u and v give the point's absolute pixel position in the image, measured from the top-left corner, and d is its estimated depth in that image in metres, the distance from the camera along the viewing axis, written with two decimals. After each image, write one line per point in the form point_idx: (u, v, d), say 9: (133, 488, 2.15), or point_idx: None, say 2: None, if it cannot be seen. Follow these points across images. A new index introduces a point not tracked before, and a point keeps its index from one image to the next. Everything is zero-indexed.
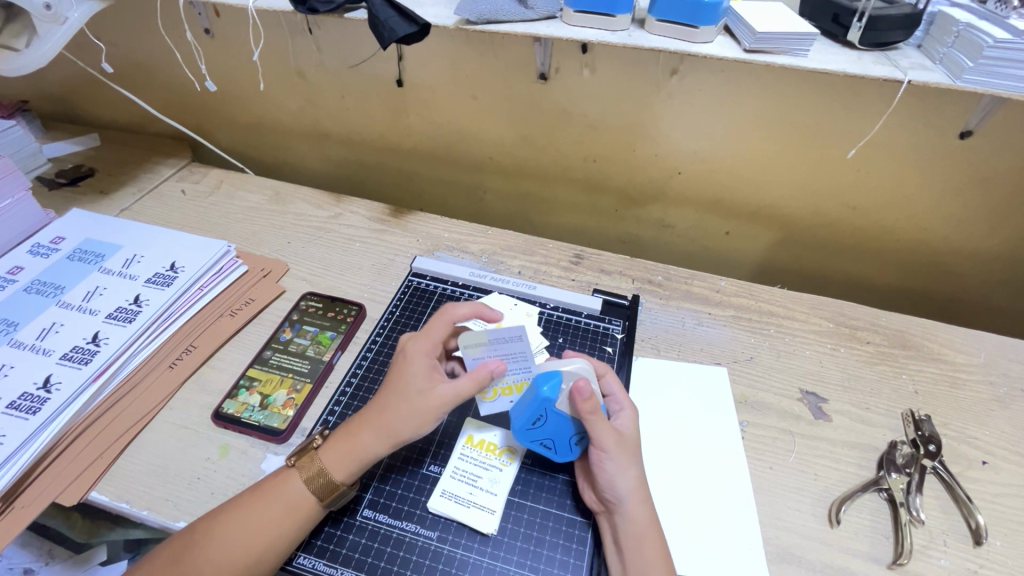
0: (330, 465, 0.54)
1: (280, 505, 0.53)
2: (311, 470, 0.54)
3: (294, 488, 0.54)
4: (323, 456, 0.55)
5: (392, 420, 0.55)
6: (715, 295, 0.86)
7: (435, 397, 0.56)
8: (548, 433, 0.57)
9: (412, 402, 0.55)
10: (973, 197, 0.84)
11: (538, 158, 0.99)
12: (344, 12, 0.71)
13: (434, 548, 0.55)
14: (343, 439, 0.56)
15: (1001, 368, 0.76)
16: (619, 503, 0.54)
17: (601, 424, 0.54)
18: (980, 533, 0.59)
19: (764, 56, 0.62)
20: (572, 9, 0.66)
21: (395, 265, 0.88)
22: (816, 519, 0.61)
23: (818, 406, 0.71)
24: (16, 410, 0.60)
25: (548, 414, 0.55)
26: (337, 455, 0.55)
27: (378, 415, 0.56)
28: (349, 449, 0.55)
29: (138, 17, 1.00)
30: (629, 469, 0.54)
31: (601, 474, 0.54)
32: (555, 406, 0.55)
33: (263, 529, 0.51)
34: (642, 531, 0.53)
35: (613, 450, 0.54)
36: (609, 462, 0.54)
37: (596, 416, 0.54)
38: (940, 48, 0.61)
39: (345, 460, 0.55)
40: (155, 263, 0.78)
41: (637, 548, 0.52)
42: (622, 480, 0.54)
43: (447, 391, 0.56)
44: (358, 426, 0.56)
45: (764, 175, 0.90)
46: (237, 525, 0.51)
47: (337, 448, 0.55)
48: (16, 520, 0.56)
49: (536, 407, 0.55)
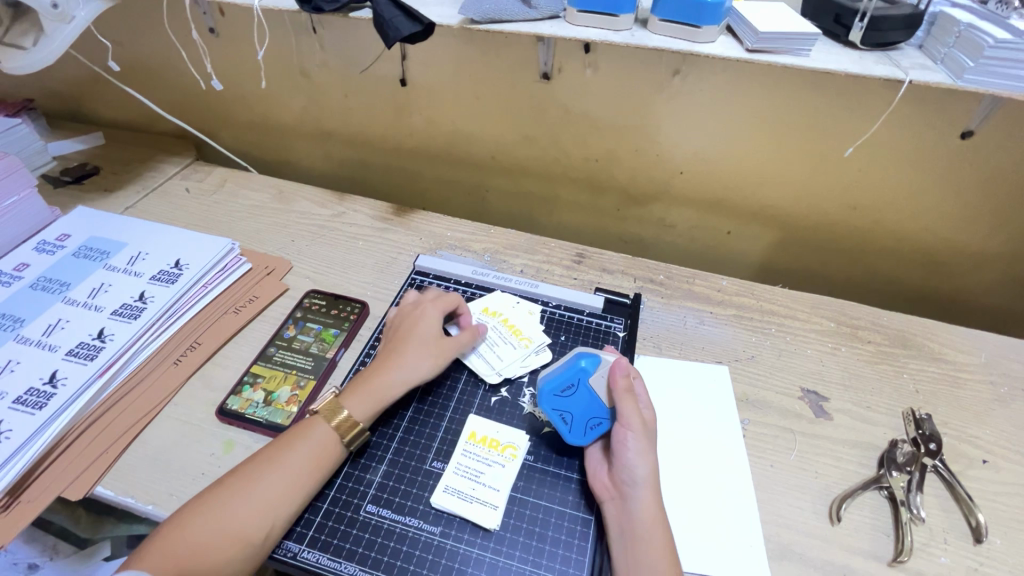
0: (355, 405, 0.61)
1: (283, 474, 0.55)
2: (335, 417, 0.59)
3: (317, 434, 0.58)
4: (346, 401, 0.61)
5: (409, 366, 0.65)
6: (716, 294, 0.86)
7: (446, 346, 0.68)
8: (572, 406, 0.60)
9: (427, 350, 0.66)
10: (974, 197, 0.84)
11: (540, 158, 0.99)
12: (349, 11, 0.71)
13: (437, 543, 0.56)
14: (360, 386, 0.62)
15: (1002, 368, 0.76)
16: (634, 487, 0.54)
17: (630, 403, 0.57)
18: (980, 531, 0.59)
19: (766, 56, 0.62)
20: (575, 9, 0.66)
21: (399, 263, 0.89)
22: (817, 516, 0.61)
23: (819, 404, 0.71)
24: (22, 405, 0.61)
25: (581, 384, 0.60)
26: (359, 399, 0.61)
27: (393, 362, 0.65)
28: (373, 389, 0.62)
29: (143, 16, 1.01)
30: (649, 455, 0.56)
31: (622, 455, 0.56)
32: (590, 378, 0.60)
33: (266, 495, 0.53)
34: (651, 518, 0.53)
35: (637, 431, 0.56)
36: (632, 443, 0.56)
37: (628, 394, 0.58)
38: (942, 48, 0.62)
39: (368, 399, 0.61)
40: (160, 260, 0.79)
41: (645, 535, 0.52)
42: (642, 463, 0.55)
43: (454, 342, 0.68)
44: (379, 370, 0.64)
45: (765, 175, 0.90)
46: (241, 491, 0.53)
47: (360, 391, 0.62)
48: (22, 514, 0.56)
49: (572, 373, 0.60)
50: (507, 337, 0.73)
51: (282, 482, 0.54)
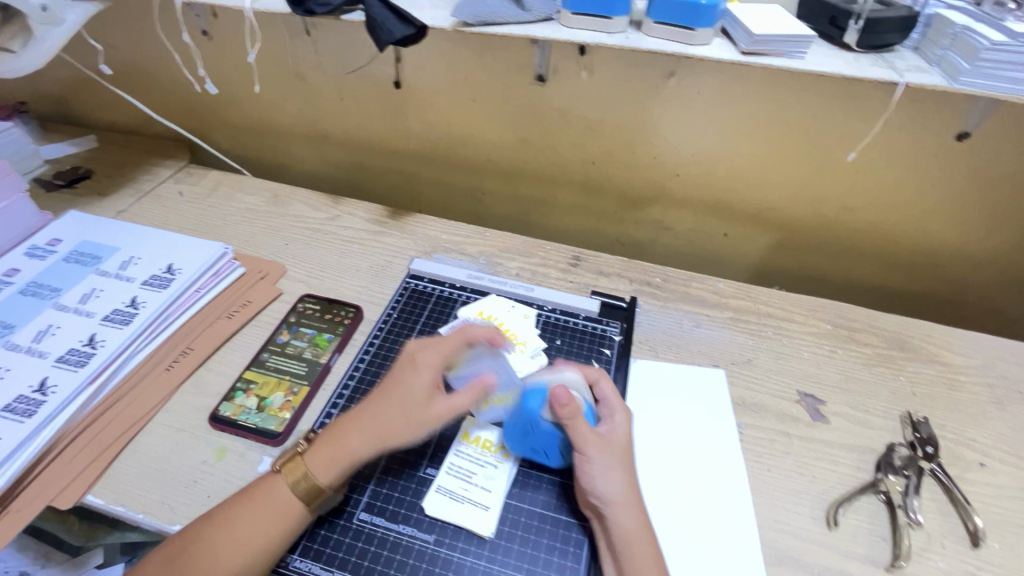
0: (317, 468, 0.54)
1: (267, 509, 0.52)
2: (296, 474, 0.54)
3: (280, 493, 0.53)
4: (309, 459, 0.55)
5: (383, 424, 0.56)
6: (713, 296, 0.86)
7: (435, 407, 0.57)
8: (540, 442, 0.58)
9: (410, 407, 0.57)
10: (970, 199, 0.84)
11: (535, 160, 0.99)
12: (341, 13, 0.71)
13: (431, 552, 0.55)
14: (330, 444, 0.55)
15: (998, 370, 0.76)
16: (605, 506, 0.54)
17: (577, 429, 0.55)
18: (978, 535, 0.59)
19: (761, 58, 0.62)
20: (570, 11, 0.66)
21: (393, 266, 0.88)
22: (814, 521, 0.60)
23: (816, 408, 0.71)
24: (11, 413, 0.60)
25: (536, 420, 0.58)
26: (324, 459, 0.55)
27: (371, 419, 0.56)
28: (337, 451, 0.55)
29: (135, 18, 1.00)
30: (614, 473, 0.55)
31: (588, 478, 0.55)
32: (539, 413, 0.58)
33: (252, 535, 0.51)
34: (627, 537, 0.52)
35: (595, 452, 0.55)
36: (593, 466, 0.55)
37: (574, 419, 0.56)
38: (937, 50, 0.61)
39: (334, 464, 0.54)
40: (152, 266, 0.78)
41: (626, 550, 0.51)
42: (607, 483, 0.54)
43: (446, 406, 0.58)
44: (342, 428, 0.56)
45: (762, 177, 0.90)
46: (228, 531, 0.51)
47: (324, 451, 0.55)
48: (12, 523, 0.56)
49: (521, 414, 0.58)
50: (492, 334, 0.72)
51: (266, 519, 0.52)
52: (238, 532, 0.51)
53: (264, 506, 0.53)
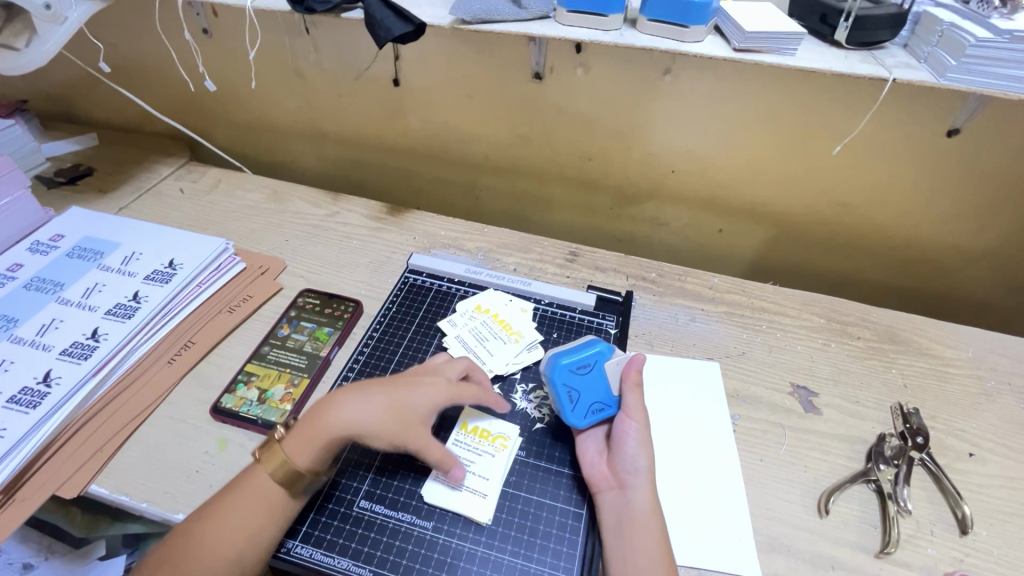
0: (293, 453, 0.55)
1: (255, 492, 0.54)
2: (274, 461, 0.55)
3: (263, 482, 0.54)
4: (287, 446, 0.56)
5: (361, 409, 0.57)
6: (708, 291, 0.87)
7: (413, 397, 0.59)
8: (583, 386, 0.61)
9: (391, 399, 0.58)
10: (961, 194, 0.85)
11: (532, 156, 1.00)
12: (340, 11, 0.72)
13: (429, 538, 0.56)
14: (310, 424, 0.56)
15: (988, 362, 0.77)
16: (635, 477, 0.56)
17: (637, 397, 0.60)
18: (966, 523, 0.60)
19: (752, 55, 0.63)
20: (565, 9, 0.67)
21: (392, 262, 0.89)
22: (806, 509, 0.62)
23: (809, 399, 0.72)
24: (16, 404, 0.61)
25: (594, 368, 0.62)
26: (302, 441, 0.55)
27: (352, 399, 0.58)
28: (313, 432, 0.56)
29: (135, 17, 1.01)
30: (649, 449, 0.58)
31: (624, 445, 0.58)
32: (605, 364, 0.62)
33: (243, 523, 0.52)
34: (650, 506, 0.55)
35: (642, 424, 0.59)
36: (636, 434, 0.58)
37: (636, 386, 0.61)
38: (925, 47, 0.62)
39: (311, 446, 0.55)
40: (154, 261, 0.79)
41: (642, 524, 0.53)
42: (643, 455, 0.57)
43: (423, 398, 0.59)
44: (323, 406, 0.58)
45: (757, 173, 0.91)
46: (222, 514, 0.52)
47: (302, 432, 0.56)
48: (17, 512, 0.57)
49: (590, 355, 0.62)
50: (492, 327, 0.75)
51: (254, 503, 0.53)
52: (230, 522, 0.52)
53: (251, 494, 0.54)
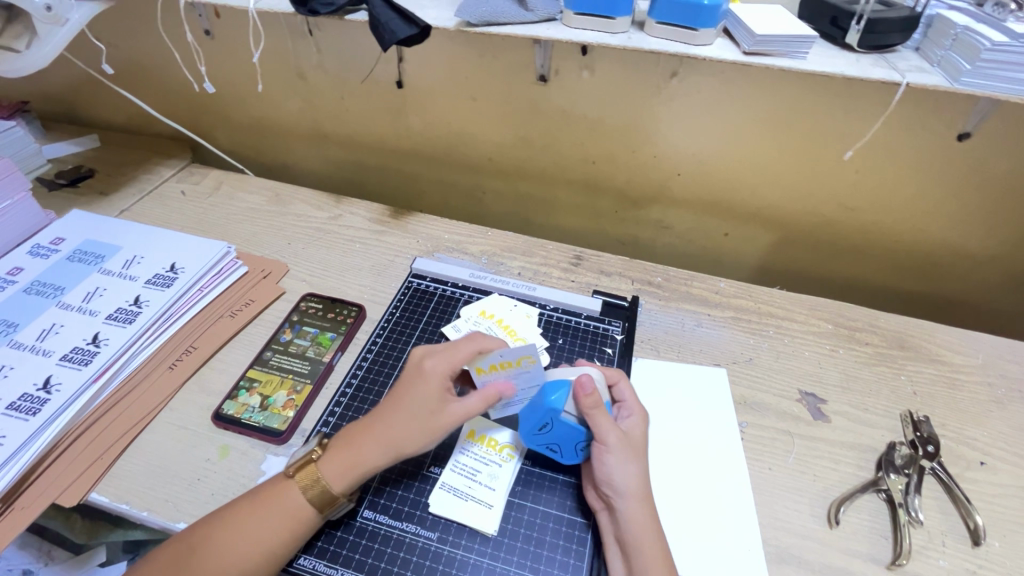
0: (333, 477, 0.54)
1: (281, 509, 0.53)
2: (310, 480, 0.54)
3: (292, 497, 0.53)
4: (325, 468, 0.54)
5: (397, 434, 0.55)
6: (714, 296, 0.86)
7: (445, 414, 0.56)
8: (556, 439, 0.57)
9: (423, 418, 0.56)
10: (971, 198, 0.84)
11: (537, 159, 0.99)
12: (344, 13, 0.72)
13: (434, 549, 0.55)
14: (350, 449, 0.55)
15: (998, 369, 0.77)
16: (619, 499, 0.54)
17: (601, 420, 0.55)
18: (978, 534, 0.59)
19: (762, 59, 0.62)
20: (572, 11, 0.66)
21: (395, 266, 0.88)
22: (815, 519, 0.61)
23: (817, 407, 0.71)
24: (16, 411, 0.61)
25: (555, 422, 0.56)
26: (339, 466, 0.55)
27: (382, 424, 0.56)
28: (352, 459, 0.55)
29: (137, 18, 1.00)
30: (629, 466, 0.55)
31: (602, 470, 0.55)
32: (562, 414, 0.55)
33: (262, 540, 0.51)
34: (640, 530, 0.53)
35: (614, 445, 0.55)
36: (609, 457, 0.55)
37: (595, 409, 0.55)
38: (938, 51, 0.62)
39: (348, 475, 0.54)
40: (155, 264, 0.78)
41: (634, 544, 0.52)
42: (622, 476, 0.54)
43: (460, 411, 0.56)
44: (358, 434, 0.56)
45: (764, 177, 0.90)
46: (241, 526, 0.52)
47: (342, 457, 0.55)
48: (16, 521, 0.56)
49: (544, 414, 0.56)
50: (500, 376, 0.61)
51: (278, 520, 0.52)
52: (249, 537, 0.51)
53: (276, 510, 0.53)
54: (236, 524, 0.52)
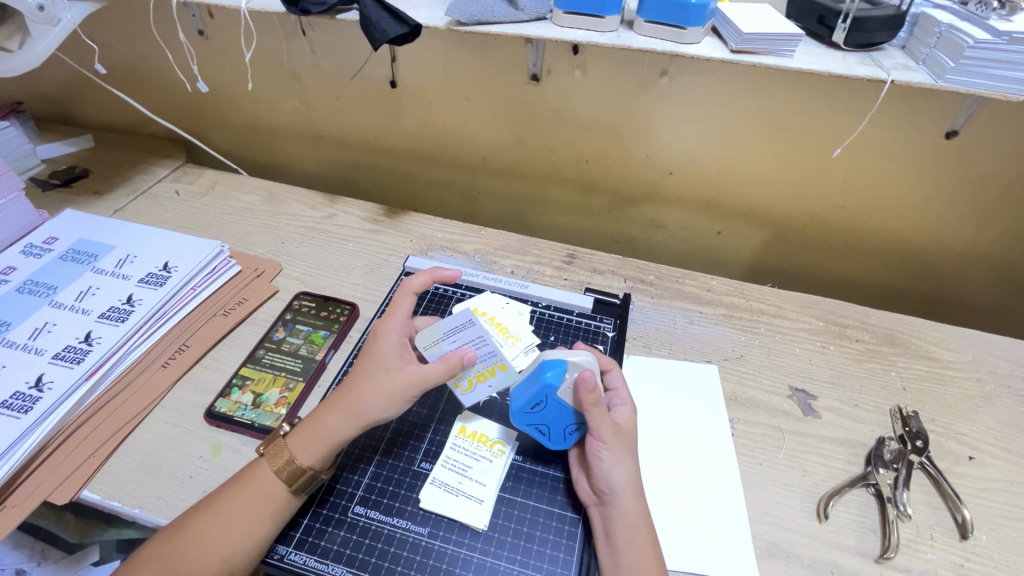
0: (299, 449, 0.55)
1: (255, 494, 0.53)
2: (280, 459, 0.55)
3: (264, 478, 0.54)
4: (290, 443, 0.55)
5: (358, 398, 0.56)
6: (706, 293, 0.86)
7: (403, 377, 0.56)
8: (545, 419, 0.58)
9: (380, 381, 0.56)
10: (960, 196, 0.85)
11: (530, 158, 1.00)
12: (336, 13, 0.72)
13: (425, 544, 0.56)
14: (314, 423, 0.56)
15: (988, 365, 0.77)
16: (614, 496, 0.54)
17: (600, 416, 0.54)
18: (966, 527, 0.59)
19: (750, 56, 0.62)
20: (561, 10, 0.66)
21: (389, 264, 0.89)
22: (805, 514, 0.61)
23: (808, 403, 0.72)
24: (7, 409, 0.61)
25: (548, 400, 0.56)
26: (305, 440, 0.56)
27: (343, 394, 0.57)
28: (316, 431, 0.56)
29: (131, 18, 1.00)
30: (624, 463, 0.55)
31: (598, 466, 0.55)
32: (557, 393, 0.55)
33: (238, 524, 0.51)
34: (632, 526, 0.53)
35: (611, 442, 0.55)
36: (606, 455, 0.55)
37: (596, 406, 0.53)
38: (924, 49, 0.62)
39: (316, 445, 0.55)
40: (148, 263, 0.79)
41: (626, 541, 0.52)
42: (619, 474, 0.54)
43: (416, 373, 0.56)
44: (323, 408, 0.57)
45: (755, 175, 0.91)
46: (216, 515, 0.52)
47: (309, 430, 0.56)
48: (7, 518, 0.56)
49: (537, 392, 0.55)
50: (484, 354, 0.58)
51: (254, 507, 0.52)
52: (225, 523, 0.51)
53: (249, 494, 0.53)
54: (212, 511, 0.52)
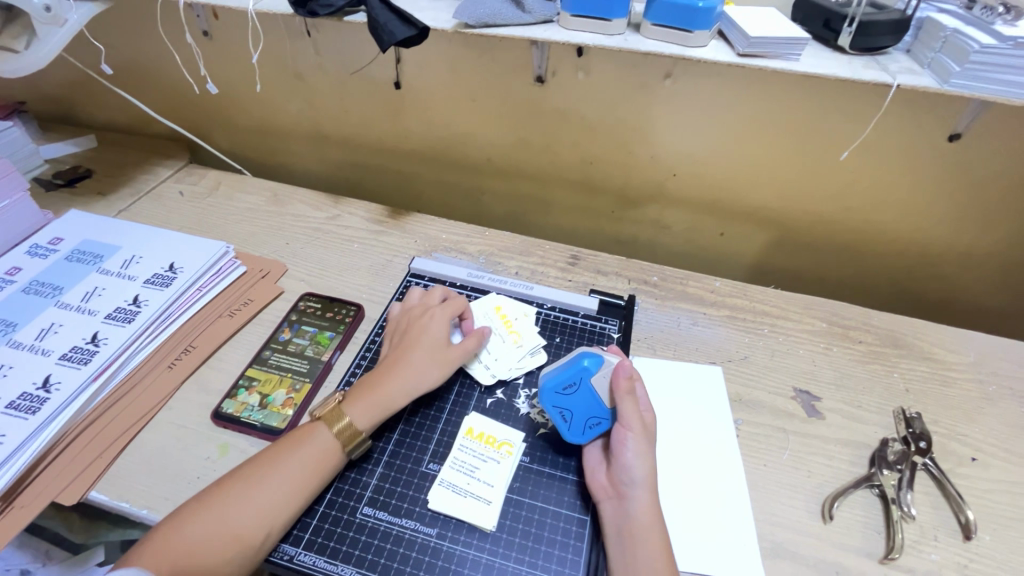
0: (357, 413, 0.60)
1: (308, 456, 0.57)
2: (338, 423, 0.59)
3: (320, 439, 0.58)
4: (348, 408, 0.60)
5: (416, 371, 0.64)
6: (709, 295, 0.87)
7: (452, 352, 0.67)
8: (574, 405, 0.60)
9: (434, 355, 0.65)
10: (962, 199, 0.85)
11: (534, 160, 1.00)
12: (343, 15, 0.72)
13: (434, 545, 0.56)
14: (358, 399, 0.61)
15: (990, 366, 0.78)
16: (633, 487, 0.55)
17: (630, 404, 0.58)
18: (969, 528, 0.60)
19: (756, 60, 0.63)
20: (569, 13, 0.67)
21: (393, 265, 0.89)
22: (810, 515, 0.61)
23: (811, 404, 0.72)
24: (15, 410, 0.61)
25: (582, 385, 0.59)
26: (363, 405, 0.61)
27: (398, 370, 0.64)
28: (375, 397, 0.62)
29: (136, 18, 1.00)
30: (647, 456, 0.57)
31: (622, 456, 0.56)
32: (591, 379, 0.59)
33: (291, 482, 0.55)
34: (648, 519, 0.54)
35: (637, 431, 0.57)
36: (631, 444, 0.57)
37: (629, 393, 0.58)
38: (929, 53, 0.63)
39: (371, 409, 0.61)
40: (153, 264, 0.79)
41: (642, 535, 0.53)
42: (640, 465, 0.56)
43: (461, 348, 0.67)
44: (376, 379, 0.63)
45: (758, 177, 0.91)
46: (261, 483, 0.54)
47: (366, 399, 0.61)
48: (15, 519, 0.56)
49: (574, 372, 0.59)
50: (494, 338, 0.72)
51: (303, 466, 0.56)
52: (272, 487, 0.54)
53: (300, 456, 0.57)
54: (253, 482, 0.54)
